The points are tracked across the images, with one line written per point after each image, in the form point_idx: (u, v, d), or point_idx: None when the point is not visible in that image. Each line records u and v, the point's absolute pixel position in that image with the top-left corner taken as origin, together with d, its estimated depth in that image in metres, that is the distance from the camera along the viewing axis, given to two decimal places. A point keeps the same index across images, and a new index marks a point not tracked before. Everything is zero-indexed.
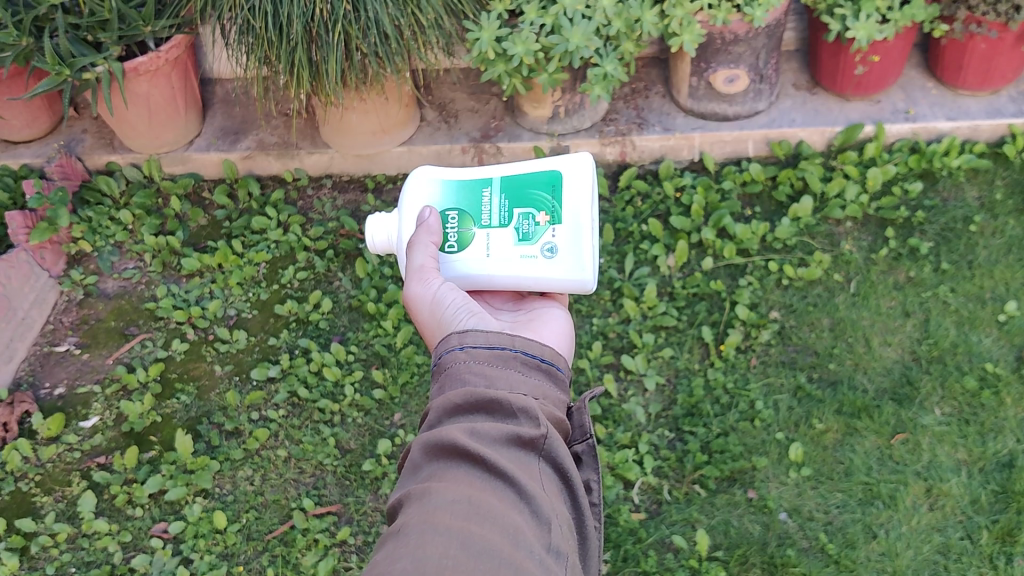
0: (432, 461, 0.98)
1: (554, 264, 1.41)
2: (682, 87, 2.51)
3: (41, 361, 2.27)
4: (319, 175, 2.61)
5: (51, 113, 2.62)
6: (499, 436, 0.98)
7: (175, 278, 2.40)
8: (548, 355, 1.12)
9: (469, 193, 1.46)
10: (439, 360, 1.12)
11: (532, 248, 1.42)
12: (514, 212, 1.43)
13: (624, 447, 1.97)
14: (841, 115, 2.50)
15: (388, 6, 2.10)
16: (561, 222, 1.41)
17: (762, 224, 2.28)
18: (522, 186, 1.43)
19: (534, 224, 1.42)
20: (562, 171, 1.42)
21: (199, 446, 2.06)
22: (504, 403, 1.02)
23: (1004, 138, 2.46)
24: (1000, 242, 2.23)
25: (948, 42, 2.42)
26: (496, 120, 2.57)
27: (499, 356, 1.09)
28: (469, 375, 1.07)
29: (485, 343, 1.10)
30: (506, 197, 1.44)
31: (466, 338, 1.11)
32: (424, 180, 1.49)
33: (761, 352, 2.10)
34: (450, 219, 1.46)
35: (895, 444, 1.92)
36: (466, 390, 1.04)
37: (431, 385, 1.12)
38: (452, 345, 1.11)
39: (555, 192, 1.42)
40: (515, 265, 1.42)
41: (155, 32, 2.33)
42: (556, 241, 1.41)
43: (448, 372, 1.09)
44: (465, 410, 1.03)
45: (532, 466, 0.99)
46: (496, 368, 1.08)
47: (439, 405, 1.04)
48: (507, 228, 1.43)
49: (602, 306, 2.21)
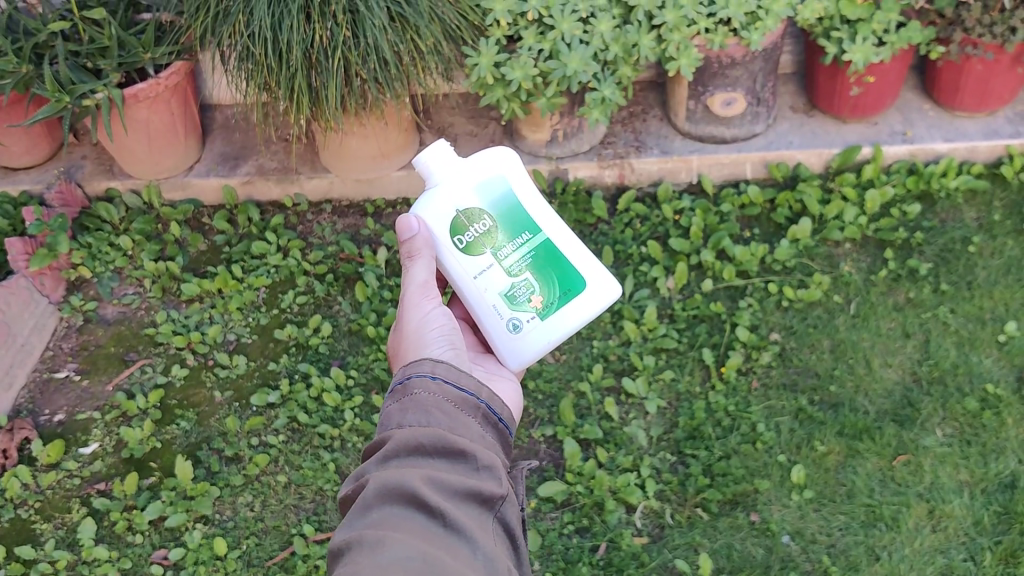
0: (386, 503, 0.96)
1: (507, 337, 1.45)
2: (679, 110, 2.52)
3: (40, 388, 2.26)
4: (318, 201, 2.61)
5: (51, 140, 2.63)
6: (460, 489, 1.00)
7: (175, 303, 2.40)
8: (504, 416, 1.17)
9: (515, 219, 1.47)
10: (407, 382, 1.14)
11: (506, 309, 1.45)
12: (525, 275, 1.45)
13: (626, 470, 1.96)
14: (838, 137, 2.51)
15: (388, 33, 2.11)
16: (543, 318, 1.46)
17: (761, 246, 2.29)
18: (550, 263, 1.46)
19: (526, 299, 1.45)
20: (587, 282, 1.48)
21: (199, 473, 2.05)
22: (469, 455, 1.04)
23: (1001, 159, 2.47)
24: (999, 263, 2.23)
25: (944, 64, 2.43)
26: (495, 144, 2.59)
27: (465, 403, 1.12)
28: (435, 411, 1.09)
29: (453, 383, 1.13)
30: (533, 255, 1.46)
31: (438, 369, 1.15)
32: (495, 173, 1.48)
33: (762, 375, 2.09)
34: (477, 220, 1.45)
35: (898, 466, 1.91)
36: (431, 433, 1.04)
37: (389, 405, 1.12)
38: (423, 371, 1.14)
39: (564, 295, 1.47)
40: (481, 306, 1.45)
41: (155, 59, 2.34)
42: (523, 323, 1.45)
43: (413, 397, 1.11)
44: (425, 450, 1.03)
45: (487, 526, 1.00)
46: (460, 415, 1.09)
47: (398, 440, 1.04)
48: (507, 276, 1.45)
49: (602, 329, 2.21)
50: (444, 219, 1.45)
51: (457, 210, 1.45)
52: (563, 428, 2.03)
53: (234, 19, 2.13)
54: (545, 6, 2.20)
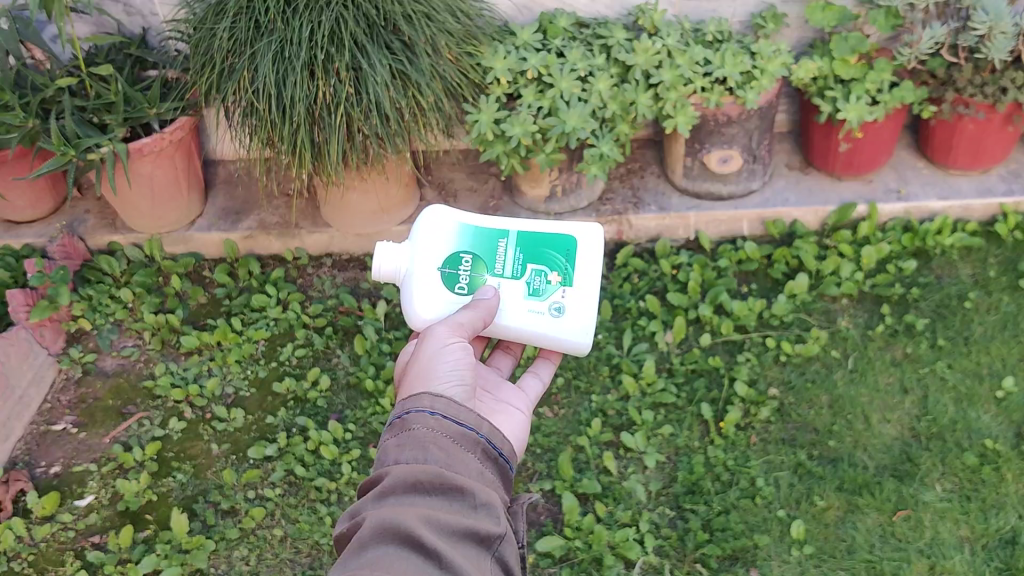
0: (381, 544, 0.97)
1: (557, 323, 1.49)
2: (677, 168, 2.56)
3: (37, 440, 2.25)
4: (318, 255, 2.63)
5: (55, 194, 2.67)
6: (457, 530, 1.00)
7: (174, 356, 2.40)
8: (505, 451, 1.15)
9: (485, 239, 1.49)
10: (405, 416, 1.12)
11: (540, 304, 1.48)
12: (527, 268, 1.48)
13: (625, 526, 1.94)
14: (833, 194, 2.54)
15: (389, 90, 2.15)
16: (572, 284, 1.48)
17: (758, 301, 2.30)
18: (533, 244, 1.48)
19: (545, 283, 1.48)
20: (576, 237, 1.50)
21: (195, 526, 2.03)
22: (468, 493, 1.04)
23: (996, 217, 2.50)
24: (995, 318, 2.25)
25: (937, 123, 2.47)
26: (495, 200, 2.62)
27: (464, 438, 1.11)
28: (433, 447, 1.07)
29: (452, 418, 1.12)
30: (520, 250, 1.48)
31: (437, 404, 1.13)
32: (432, 215, 1.49)
33: (761, 430, 2.09)
34: (463, 262, 1.48)
35: (898, 521, 1.90)
36: (431, 471, 1.04)
37: (387, 439, 1.11)
38: (422, 406, 1.12)
39: (568, 255, 1.49)
40: (520, 318, 1.48)
41: (160, 114, 2.38)
42: (564, 302, 1.48)
43: (411, 432, 1.09)
44: (423, 488, 1.03)
45: (485, 565, 1.00)
46: (459, 449, 1.09)
47: (396, 477, 1.04)
48: (518, 281, 1.47)
49: (601, 383, 2.22)
50: (436, 281, 1.47)
51: (442, 265, 1.48)
52: (562, 482, 2.02)
53: (238, 75, 2.16)
54: (544, 66, 2.26)
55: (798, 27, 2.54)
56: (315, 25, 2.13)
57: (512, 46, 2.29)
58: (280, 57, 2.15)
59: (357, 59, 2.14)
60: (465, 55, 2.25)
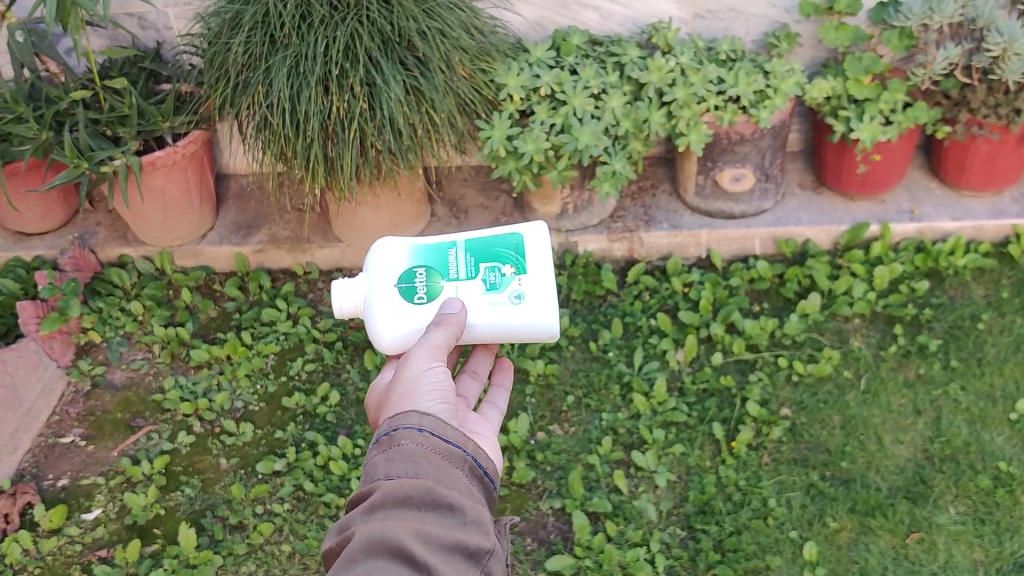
0: (371, 557, 0.95)
1: (519, 311, 1.40)
2: (689, 186, 2.56)
3: (45, 453, 2.25)
4: (329, 270, 2.63)
5: (66, 207, 2.67)
6: (447, 544, 0.99)
7: (183, 369, 2.39)
8: (489, 472, 1.15)
9: (436, 252, 1.43)
10: (393, 433, 1.12)
11: (499, 296, 1.40)
12: (480, 266, 1.41)
13: (635, 545, 1.92)
14: (846, 214, 2.53)
15: (402, 105, 2.15)
16: (527, 272, 1.41)
17: (770, 320, 2.29)
18: (480, 246, 1.43)
19: (500, 276, 1.40)
20: (521, 234, 1.44)
21: (202, 541, 2.02)
22: (458, 508, 1.03)
23: (1009, 238, 2.49)
24: (1008, 340, 2.23)
25: (950, 144, 2.47)
26: (506, 216, 2.62)
27: (451, 454, 1.10)
28: (424, 461, 1.07)
29: (439, 435, 1.12)
30: (471, 254, 1.42)
31: (425, 422, 1.13)
32: (386, 246, 1.44)
33: (773, 449, 2.08)
34: (417, 276, 1.41)
35: (911, 544, 1.89)
36: (422, 484, 1.03)
37: (375, 456, 1.10)
38: (410, 423, 1.12)
39: (518, 249, 1.42)
40: (483, 317, 1.39)
41: (173, 128, 2.39)
42: (523, 289, 1.41)
43: (399, 448, 1.09)
44: (413, 502, 1.02)
45: None
46: (448, 464, 1.09)
47: (386, 491, 1.03)
48: (473, 280, 1.40)
49: (611, 401, 2.21)
50: (393, 297, 1.41)
51: (397, 281, 1.41)
52: (572, 501, 2.01)
53: (253, 90, 2.17)
54: (558, 83, 2.27)
55: (811, 46, 2.54)
56: (329, 41, 2.14)
57: (526, 62, 2.30)
58: (295, 71, 2.15)
59: (371, 75, 2.14)
60: (478, 71, 2.25)
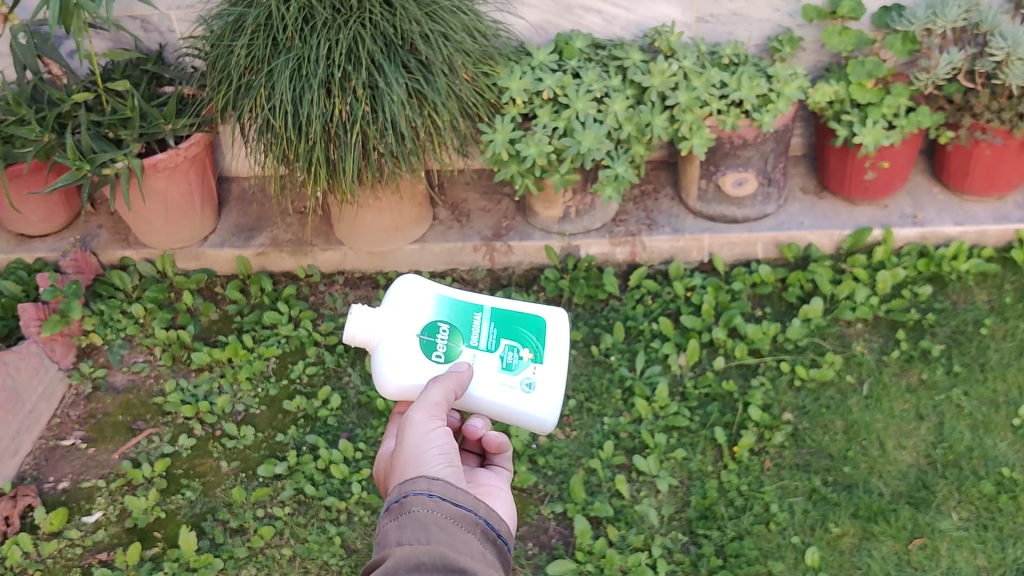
0: None
1: (527, 399, 1.47)
2: (691, 190, 2.55)
3: (46, 455, 2.24)
4: (330, 273, 2.62)
5: (68, 209, 2.67)
6: None
7: (184, 372, 2.39)
8: (503, 534, 1.12)
9: (461, 311, 1.47)
10: (403, 500, 1.10)
11: (512, 378, 1.46)
12: (501, 341, 1.46)
13: (637, 550, 1.92)
14: (849, 219, 2.53)
15: (405, 109, 2.15)
16: (543, 362, 1.48)
17: (773, 324, 2.29)
18: (505, 318, 1.47)
19: (517, 357, 1.46)
20: (544, 318, 1.50)
21: (203, 544, 2.01)
22: (471, 572, 1.00)
23: (1012, 243, 2.48)
24: (1011, 345, 2.23)
25: (954, 149, 2.46)
26: (508, 220, 2.62)
27: (463, 518, 1.08)
28: (434, 527, 1.05)
29: (450, 499, 1.09)
30: (494, 325, 1.46)
31: (434, 486, 1.11)
32: (412, 288, 1.47)
33: (775, 455, 2.07)
34: (440, 331, 1.46)
35: (913, 550, 1.88)
36: (433, 551, 1.01)
37: (385, 524, 1.08)
38: (420, 488, 1.11)
39: (538, 334, 1.48)
40: (491, 392, 1.45)
41: (175, 130, 2.39)
42: (535, 378, 1.47)
43: (411, 515, 1.07)
44: (425, 568, 0.99)
45: None
46: (458, 528, 1.06)
47: (398, 557, 1.00)
48: (492, 354, 1.45)
49: (613, 406, 2.20)
50: (411, 348, 1.45)
51: (418, 332, 1.45)
52: (573, 505, 2.00)
53: (255, 92, 2.17)
54: (560, 86, 2.26)
55: (815, 51, 2.54)
56: (332, 44, 2.13)
57: (528, 66, 2.30)
58: (297, 74, 2.15)
59: (374, 77, 2.14)
60: (481, 75, 2.25)
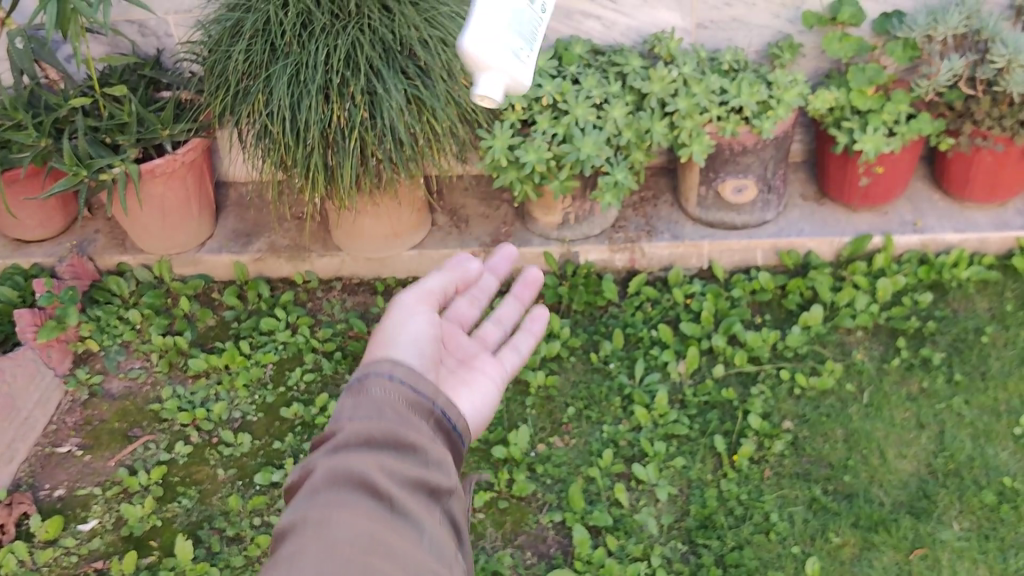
0: (335, 488, 0.91)
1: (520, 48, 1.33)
2: (691, 196, 2.54)
3: (42, 462, 2.23)
4: (328, 279, 2.61)
5: (65, 215, 2.66)
6: (409, 481, 0.95)
7: (181, 378, 2.38)
8: (460, 428, 1.10)
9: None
10: (362, 381, 1.06)
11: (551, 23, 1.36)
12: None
13: (636, 559, 1.91)
14: (849, 226, 2.52)
15: (404, 114, 2.14)
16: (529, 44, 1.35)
17: (772, 332, 2.28)
18: None
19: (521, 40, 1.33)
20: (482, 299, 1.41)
21: (199, 552, 2.00)
22: (423, 449, 0.99)
23: (1013, 251, 2.47)
24: (1013, 353, 2.22)
25: (954, 156, 2.45)
26: (506, 226, 2.61)
27: (421, 405, 1.05)
28: (389, 409, 1.02)
29: (410, 385, 1.06)
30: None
31: (395, 371, 1.08)
32: None
33: (775, 463, 2.06)
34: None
35: (914, 560, 1.87)
36: (384, 428, 0.98)
37: (342, 401, 1.05)
38: (380, 372, 1.07)
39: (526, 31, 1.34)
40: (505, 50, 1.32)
41: (173, 136, 2.38)
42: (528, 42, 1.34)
43: (369, 395, 1.03)
44: (378, 444, 0.97)
45: (436, 518, 0.96)
46: (415, 415, 1.03)
47: (350, 431, 0.98)
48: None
49: (612, 413, 2.19)
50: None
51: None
52: (572, 514, 1.99)
53: (253, 98, 2.15)
54: (560, 92, 2.26)
55: (815, 57, 2.53)
56: (330, 49, 2.12)
57: None
58: (296, 80, 2.14)
59: (372, 83, 2.13)
60: None
